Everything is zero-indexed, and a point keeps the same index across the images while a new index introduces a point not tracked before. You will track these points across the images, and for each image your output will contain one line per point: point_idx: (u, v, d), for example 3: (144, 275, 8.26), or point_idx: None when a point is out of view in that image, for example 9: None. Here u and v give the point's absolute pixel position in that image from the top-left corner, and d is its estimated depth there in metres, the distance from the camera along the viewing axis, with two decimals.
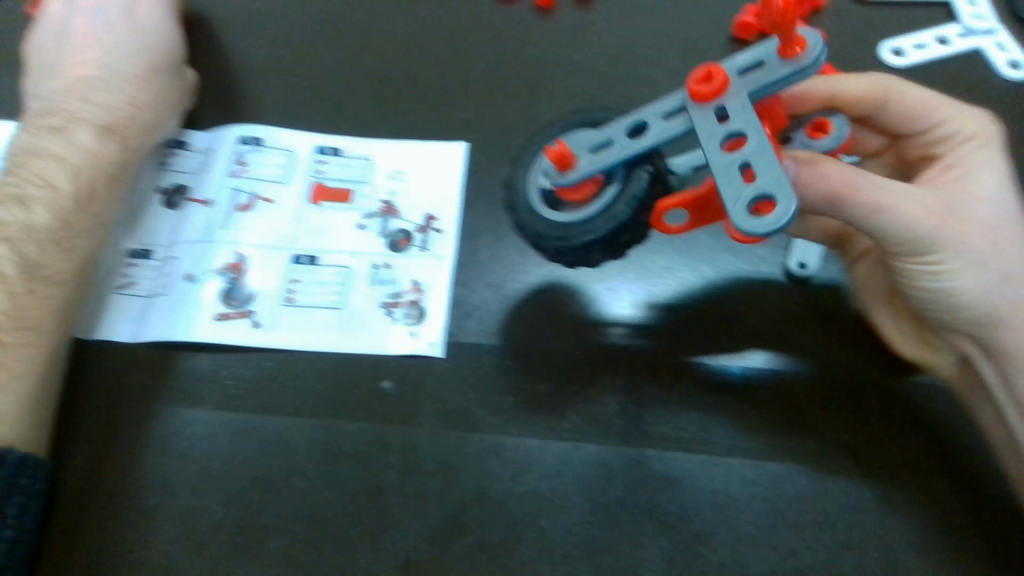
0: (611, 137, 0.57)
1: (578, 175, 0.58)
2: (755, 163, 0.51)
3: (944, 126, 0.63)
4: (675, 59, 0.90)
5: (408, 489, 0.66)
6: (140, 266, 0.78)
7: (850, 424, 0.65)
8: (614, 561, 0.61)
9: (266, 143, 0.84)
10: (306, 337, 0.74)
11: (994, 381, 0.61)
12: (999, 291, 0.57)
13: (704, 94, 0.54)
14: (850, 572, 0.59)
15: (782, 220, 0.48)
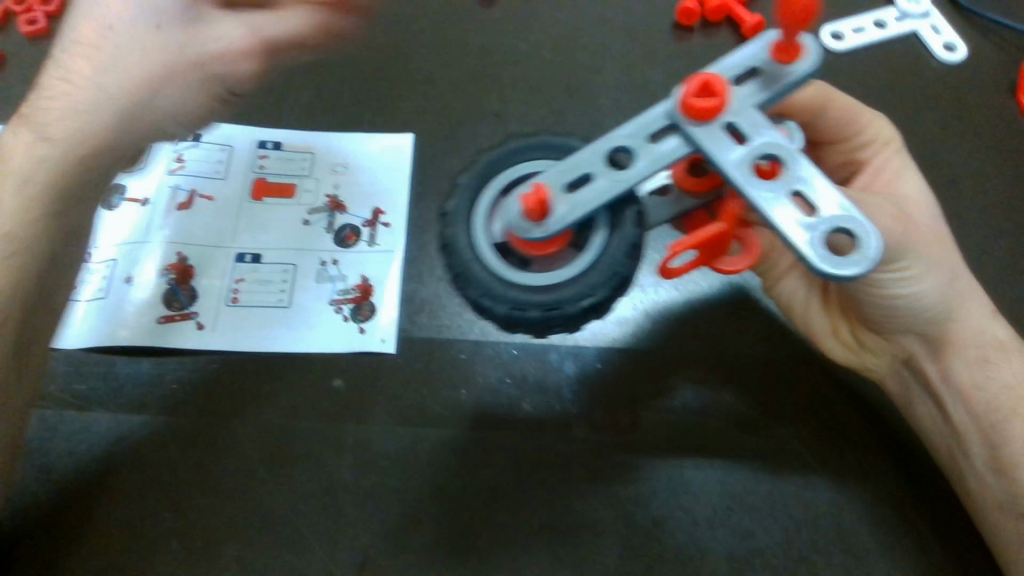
0: (590, 170, 0.48)
1: (561, 223, 0.47)
2: (800, 189, 0.44)
3: (866, 133, 0.68)
4: (619, 45, 0.91)
5: (367, 487, 0.66)
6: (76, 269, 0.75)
7: (795, 411, 0.67)
8: (572, 549, 0.62)
9: (205, 138, 0.82)
10: (253, 337, 0.72)
11: (933, 373, 0.62)
12: (949, 288, 0.59)
13: (706, 112, 0.46)
14: (799, 547, 0.62)
15: (873, 255, 0.42)
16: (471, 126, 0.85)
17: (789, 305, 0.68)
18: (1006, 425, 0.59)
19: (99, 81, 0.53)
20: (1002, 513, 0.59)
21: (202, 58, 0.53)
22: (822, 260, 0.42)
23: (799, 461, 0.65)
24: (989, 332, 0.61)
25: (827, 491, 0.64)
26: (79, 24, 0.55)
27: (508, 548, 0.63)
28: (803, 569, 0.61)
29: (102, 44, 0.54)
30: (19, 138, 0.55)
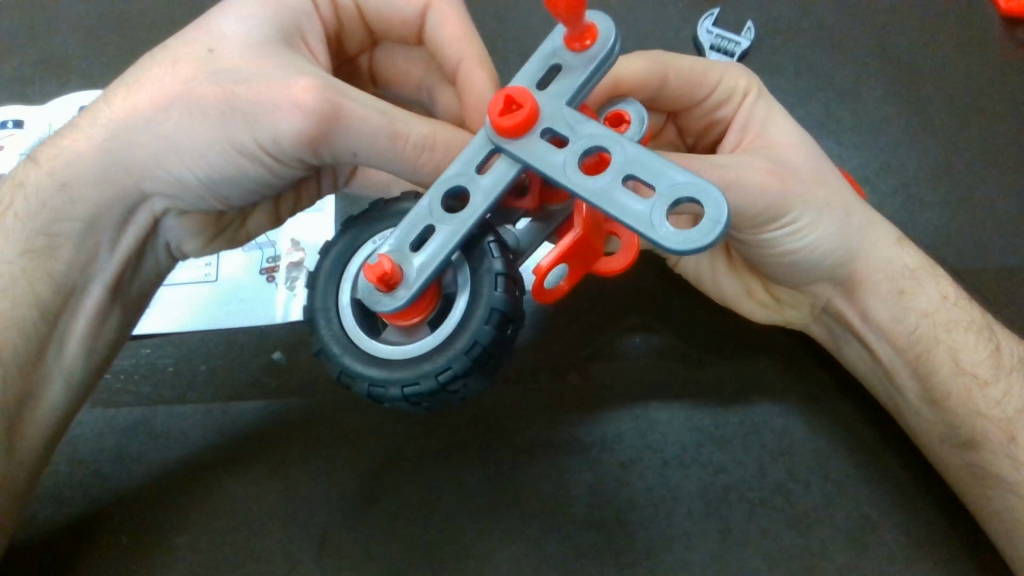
0: (430, 223, 0.44)
1: (409, 292, 0.43)
2: (636, 171, 0.40)
3: (721, 89, 0.61)
4: None
5: (318, 461, 0.62)
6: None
7: (740, 360, 0.64)
8: (540, 503, 0.60)
9: None
10: (183, 316, 0.68)
11: (850, 312, 0.62)
12: (843, 228, 0.58)
13: (513, 126, 0.42)
14: (773, 476, 0.60)
15: (721, 214, 0.37)
16: None
17: (695, 279, 0.65)
18: (930, 353, 0.59)
19: (171, 118, 0.48)
20: (945, 445, 0.57)
21: (239, 96, 0.47)
22: (669, 238, 0.37)
23: (761, 386, 0.63)
24: (903, 261, 0.61)
25: (795, 416, 0.62)
26: (137, 69, 0.50)
27: (472, 510, 0.60)
28: (780, 499, 0.59)
29: (141, 82, 0.49)
30: (25, 176, 0.52)
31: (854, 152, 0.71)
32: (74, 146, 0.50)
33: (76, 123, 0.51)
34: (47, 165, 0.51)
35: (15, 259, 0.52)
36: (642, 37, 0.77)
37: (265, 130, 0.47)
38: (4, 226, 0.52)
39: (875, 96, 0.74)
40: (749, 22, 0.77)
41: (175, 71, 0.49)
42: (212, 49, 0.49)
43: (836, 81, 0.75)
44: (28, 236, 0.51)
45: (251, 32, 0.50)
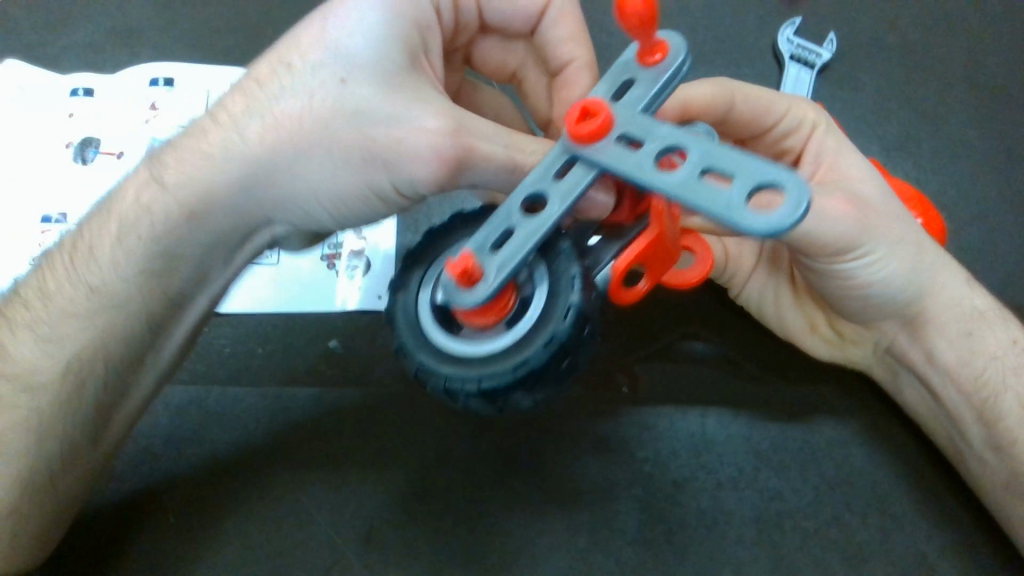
0: (509, 223, 0.43)
1: (489, 292, 0.41)
2: (713, 159, 0.38)
3: (790, 118, 0.59)
4: None
5: (370, 454, 0.62)
6: (54, 232, 0.70)
7: (798, 387, 0.63)
8: (589, 516, 0.60)
9: (179, 84, 0.75)
10: (242, 299, 0.68)
11: (917, 353, 0.59)
12: (915, 267, 0.55)
13: (585, 129, 0.41)
14: (828, 507, 0.59)
15: (803, 196, 0.35)
16: None
17: (758, 309, 0.63)
18: (1000, 401, 0.56)
19: (309, 156, 0.46)
20: (1007, 492, 0.55)
21: (375, 140, 0.46)
22: (749, 221, 0.35)
23: (822, 407, 0.62)
24: (972, 303, 0.58)
25: (858, 445, 0.61)
26: (263, 92, 0.47)
27: (521, 516, 0.60)
28: (835, 531, 0.59)
29: (275, 112, 0.46)
30: (145, 195, 0.50)
31: (933, 175, 0.69)
32: (199, 176, 0.48)
33: (201, 145, 0.48)
34: (171, 189, 0.48)
35: (130, 280, 0.51)
36: (722, 42, 0.75)
37: (404, 174, 0.46)
38: (123, 243, 0.50)
39: (959, 118, 0.71)
40: (830, 34, 0.74)
41: (309, 103, 0.46)
42: (342, 80, 0.46)
43: (919, 100, 0.72)
44: (143, 258, 0.50)
45: (376, 54, 0.46)
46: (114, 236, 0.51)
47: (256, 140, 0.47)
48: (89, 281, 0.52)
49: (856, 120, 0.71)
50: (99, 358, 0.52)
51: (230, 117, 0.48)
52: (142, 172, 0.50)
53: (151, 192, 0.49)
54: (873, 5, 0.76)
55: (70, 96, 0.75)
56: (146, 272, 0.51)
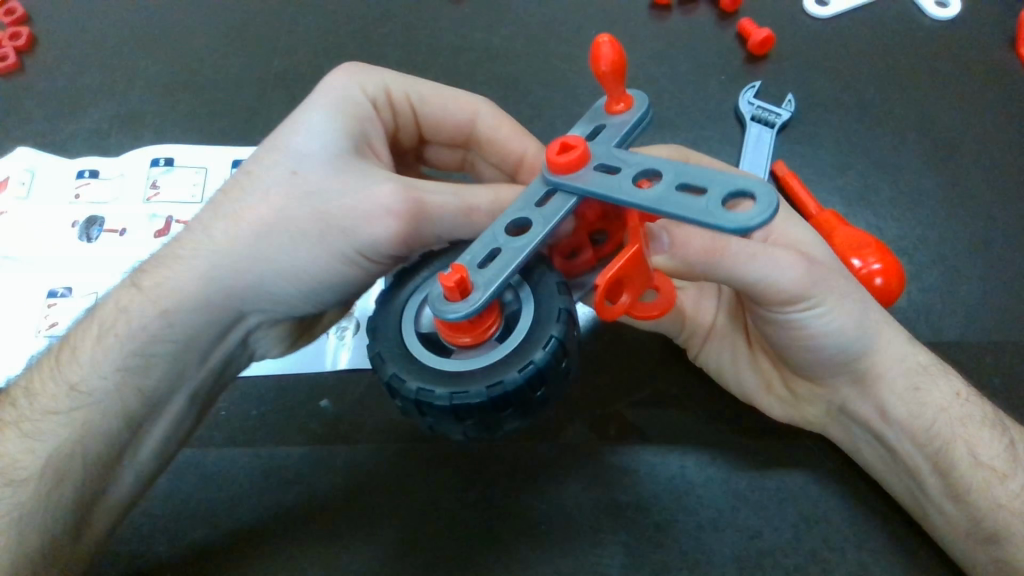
0: (496, 244, 0.44)
1: (483, 299, 0.42)
2: (686, 175, 0.42)
3: None
4: (594, 30, 0.87)
5: (360, 509, 0.64)
6: (59, 305, 0.73)
7: (769, 430, 0.65)
8: (575, 561, 0.61)
9: (178, 163, 0.80)
10: None
11: (868, 410, 0.60)
12: (863, 318, 0.57)
13: (569, 160, 0.45)
14: (807, 545, 0.61)
15: (773, 198, 0.39)
16: None
17: (717, 369, 0.66)
18: (952, 451, 0.57)
19: (274, 241, 0.50)
20: (968, 539, 0.56)
21: (333, 214, 0.50)
22: (729, 218, 0.39)
23: (793, 451, 0.64)
24: (914, 360, 0.60)
25: (833, 482, 0.63)
26: (227, 197, 0.52)
27: (508, 564, 0.61)
28: (816, 568, 0.60)
29: (240, 211, 0.51)
30: (127, 298, 0.52)
31: (892, 222, 0.73)
32: (177, 277, 0.51)
33: (177, 251, 0.52)
34: (150, 292, 0.51)
35: (109, 375, 0.51)
36: (687, 107, 0.80)
37: (362, 238, 0.50)
38: (102, 342, 0.52)
39: (915, 169, 0.76)
40: (789, 95, 0.79)
41: (269, 197, 0.51)
42: (294, 171, 0.51)
43: (877, 152, 0.77)
44: (125, 353, 0.51)
45: (326, 146, 0.52)
46: (96, 338, 0.52)
47: (224, 232, 0.51)
48: (70, 378, 0.51)
49: (816, 173, 0.75)
50: (73, 459, 0.50)
51: (202, 223, 0.52)
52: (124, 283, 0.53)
53: (132, 295, 0.52)
54: (829, 68, 0.81)
55: (77, 178, 0.80)
56: (127, 364, 0.51)
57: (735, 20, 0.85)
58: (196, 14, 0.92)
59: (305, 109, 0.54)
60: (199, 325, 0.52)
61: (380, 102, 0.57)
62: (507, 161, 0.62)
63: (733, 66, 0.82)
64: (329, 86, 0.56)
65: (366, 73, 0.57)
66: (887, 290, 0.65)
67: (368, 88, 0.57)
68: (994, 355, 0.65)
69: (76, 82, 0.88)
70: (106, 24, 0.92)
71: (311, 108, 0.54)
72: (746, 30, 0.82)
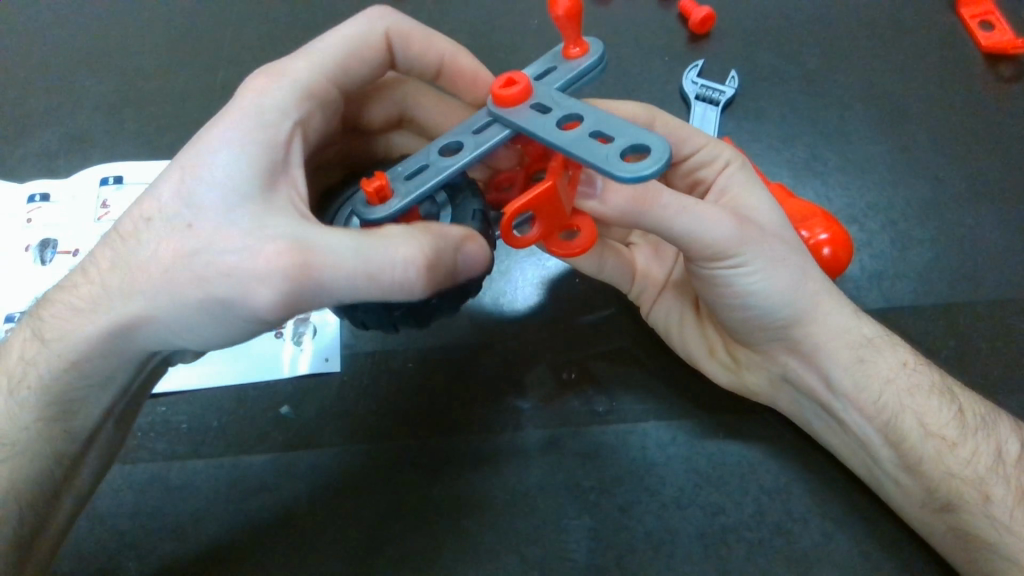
0: (427, 161, 0.49)
1: (398, 210, 0.47)
2: (604, 126, 0.45)
3: (704, 152, 0.63)
4: (537, 21, 0.87)
5: (325, 510, 0.64)
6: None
7: (726, 404, 0.66)
8: (540, 548, 0.61)
9: (128, 181, 0.80)
10: (198, 376, 0.72)
11: (814, 377, 0.61)
12: (799, 288, 0.58)
13: (514, 94, 0.48)
14: (770, 517, 0.61)
15: (663, 159, 0.42)
16: None
17: (664, 327, 0.68)
18: (900, 421, 0.57)
19: (158, 305, 0.45)
20: (926, 509, 0.56)
21: (216, 286, 0.44)
22: (620, 168, 0.42)
23: (752, 424, 0.65)
24: (859, 331, 0.60)
25: (793, 453, 0.63)
26: (122, 243, 0.47)
27: (474, 555, 0.61)
28: (780, 539, 0.60)
29: (131, 270, 0.46)
30: (31, 346, 0.50)
31: (839, 191, 0.73)
32: (71, 334, 0.48)
33: (72, 300, 0.48)
34: (51, 347, 0.49)
35: (31, 420, 0.51)
36: (632, 91, 0.80)
37: (243, 304, 0.44)
38: (15, 396, 0.51)
39: (860, 136, 0.76)
40: (732, 71, 0.79)
41: (161, 257, 0.45)
42: (189, 224, 0.45)
43: (821, 123, 0.77)
44: (40, 396, 0.50)
45: (221, 191, 0.45)
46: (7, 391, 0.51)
47: (106, 285, 0.46)
48: None
49: (763, 147, 0.76)
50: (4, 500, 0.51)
51: (88, 271, 0.48)
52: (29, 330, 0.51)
53: (36, 342, 0.50)
54: (771, 42, 0.82)
55: (28, 203, 0.80)
56: (45, 408, 0.50)
57: None
58: (141, 32, 0.92)
59: (209, 143, 0.47)
60: (108, 364, 0.50)
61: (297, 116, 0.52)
62: (432, 69, 0.63)
63: (675, 46, 0.82)
64: (242, 111, 0.49)
65: (281, 92, 0.52)
66: (835, 260, 0.66)
67: (281, 100, 0.51)
68: (946, 315, 0.66)
69: (24, 106, 0.88)
70: (51, 46, 0.92)
71: (215, 139, 0.47)
72: (686, 9, 0.82)
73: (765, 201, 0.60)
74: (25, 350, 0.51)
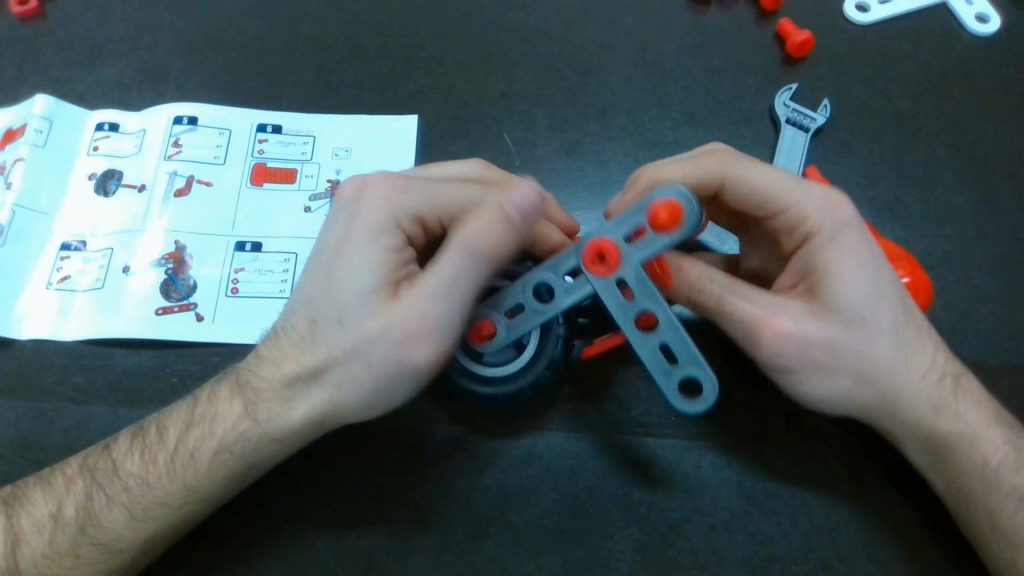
0: (521, 300, 0.56)
1: (499, 345, 0.56)
2: (677, 338, 0.51)
3: (782, 216, 0.58)
4: (632, 14, 0.84)
5: (371, 485, 0.63)
6: (73, 258, 0.73)
7: (812, 426, 0.65)
8: (584, 554, 0.61)
9: (202, 123, 0.78)
10: (251, 329, 0.69)
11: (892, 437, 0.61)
12: (862, 387, 0.56)
13: (601, 272, 0.51)
14: (815, 553, 0.61)
15: (713, 399, 0.50)
16: (478, 100, 0.80)
17: None
18: (975, 485, 0.57)
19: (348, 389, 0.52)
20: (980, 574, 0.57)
21: (380, 364, 0.51)
22: (675, 399, 0.51)
23: (811, 458, 0.64)
24: (954, 406, 0.58)
25: (846, 492, 0.63)
26: (300, 339, 0.53)
27: (518, 552, 0.61)
28: None
29: (311, 355, 0.52)
30: (226, 399, 0.56)
31: (919, 239, 0.72)
32: (269, 414, 0.54)
33: (266, 382, 0.54)
34: (258, 423, 0.54)
35: (206, 455, 0.55)
36: (721, 105, 0.79)
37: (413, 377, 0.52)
38: (204, 456, 0.55)
39: (945, 187, 0.75)
40: (825, 101, 0.78)
41: (332, 351, 0.51)
42: (342, 322, 0.51)
43: (907, 168, 0.76)
44: (220, 442, 0.55)
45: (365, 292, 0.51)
46: (203, 446, 0.55)
47: (295, 367, 0.53)
48: (184, 481, 0.54)
49: (846, 182, 0.75)
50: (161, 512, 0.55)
51: (277, 346, 0.54)
52: (232, 384, 0.56)
53: (235, 398, 0.55)
54: (866, 75, 0.80)
55: (95, 131, 0.79)
56: (223, 451, 0.54)
57: (774, 17, 0.83)
58: None
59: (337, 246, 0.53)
60: (293, 434, 0.54)
61: (407, 227, 0.54)
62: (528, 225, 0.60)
63: (769, 66, 0.80)
64: (358, 217, 0.53)
65: (400, 201, 0.54)
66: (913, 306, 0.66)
67: (394, 208, 0.53)
68: (1011, 378, 0.66)
69: (97, 32, 0.86)
70: None
71: (343, 246, 0.53)
72: (784, 30, 0.81)
73: (857, 285, 0.55)
74: (223, 407, 0.55)
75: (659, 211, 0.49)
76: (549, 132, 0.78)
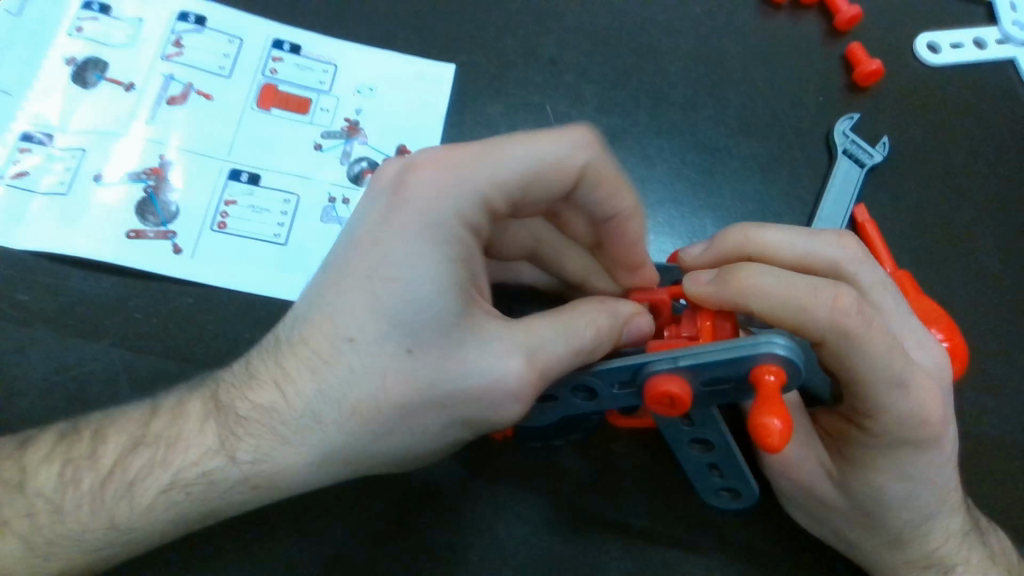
0: (557, 394, 0.48)
1: None
2: (731, 461, 0.50)
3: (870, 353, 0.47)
4: (698, 5, 0.78)
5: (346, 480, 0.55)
6: (35, 152, 0.62)
7: None
8: None
9: (210, 25, 0.68)
10: (236, 274, 0.61)
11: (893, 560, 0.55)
12: (869, 538, 0.51)
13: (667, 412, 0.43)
14: None
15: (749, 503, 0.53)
16: (522, 64, 0.72)
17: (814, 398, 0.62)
18: None
19: (397, 433, 0.44)
20: None
21: (449, 404, 0.43)
22: (712, 498, 0.54)
23: None
24: (960, 558, 0.51)
25: None
26: (332, 367, 0.43)
27: None
28: None
29: (350, 392, 0.43)
30: (202, 426, 0.47)
31: (964, 296, 0.68)
32: (279, 457, 0.44)
33: (270, 414, 0.45)
34: (245, 466, 0.45)
35: (154, 492, 0.46)
36: (778, 122, 0.73)
37: (483, 419, 0.44)
38: (160, 495, 0.46)
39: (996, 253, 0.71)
40: (885, 138, 0.73)
41: (385, 386, 0.42)
42: (408, 350, 0.42)
43: (960, 221, 0.71)
44: (174, 480, 0.46)
45: (432, 311, 0.42)
46: (156, 478, 0.46)
47: (314, 400, 0.43)
48: (114, 518, 0.46)
49: (897, 228, 0.70)
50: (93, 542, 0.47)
51: (284, 369, 0.44)
52: (210, 418, 0.47)
53: (208, 421, 0.47)
54: (929, 119, 0.76)
55: (81, 8, 0.67)
56: (175, 488, 0.46)
57: (846, 39, 0.78)
58: None
59: (384, 244, 0.43)
60: (282, 478, 0.45)
61: (471, 219, 0.45)
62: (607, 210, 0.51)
63: (833, 90, 0.75)
64: (413, 205, 0.44)
65: (455, 184, 0.44)
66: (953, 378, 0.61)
67: (454, 196, 0.44)
68: None
69: None
70: None
71: (396, 247, 0.43)
72: (855, 55, 0.75)
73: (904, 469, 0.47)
74: (198, 437, 0.47)
75: (765, 423, 0.38)
76: (594, 113, 0.72)
